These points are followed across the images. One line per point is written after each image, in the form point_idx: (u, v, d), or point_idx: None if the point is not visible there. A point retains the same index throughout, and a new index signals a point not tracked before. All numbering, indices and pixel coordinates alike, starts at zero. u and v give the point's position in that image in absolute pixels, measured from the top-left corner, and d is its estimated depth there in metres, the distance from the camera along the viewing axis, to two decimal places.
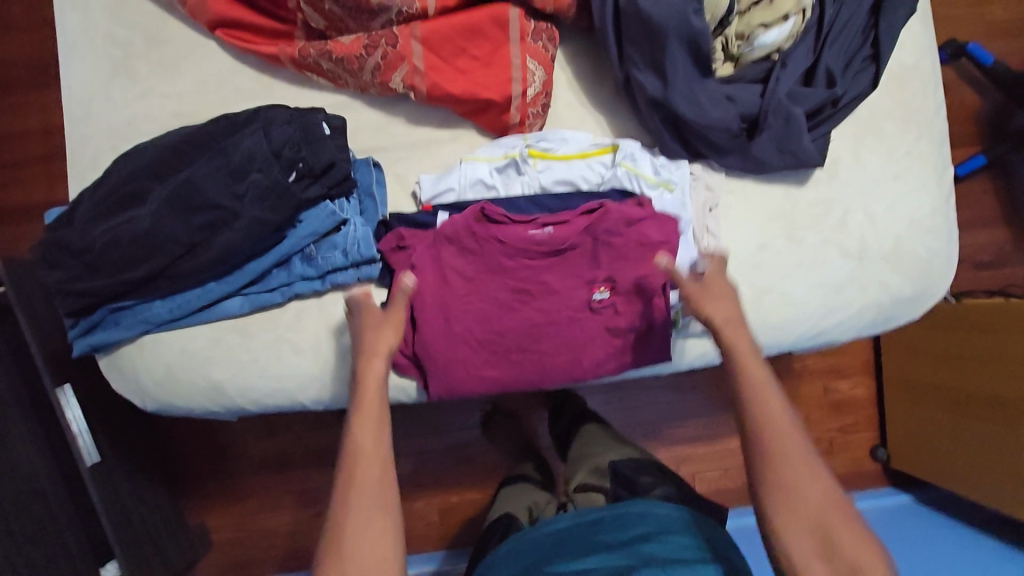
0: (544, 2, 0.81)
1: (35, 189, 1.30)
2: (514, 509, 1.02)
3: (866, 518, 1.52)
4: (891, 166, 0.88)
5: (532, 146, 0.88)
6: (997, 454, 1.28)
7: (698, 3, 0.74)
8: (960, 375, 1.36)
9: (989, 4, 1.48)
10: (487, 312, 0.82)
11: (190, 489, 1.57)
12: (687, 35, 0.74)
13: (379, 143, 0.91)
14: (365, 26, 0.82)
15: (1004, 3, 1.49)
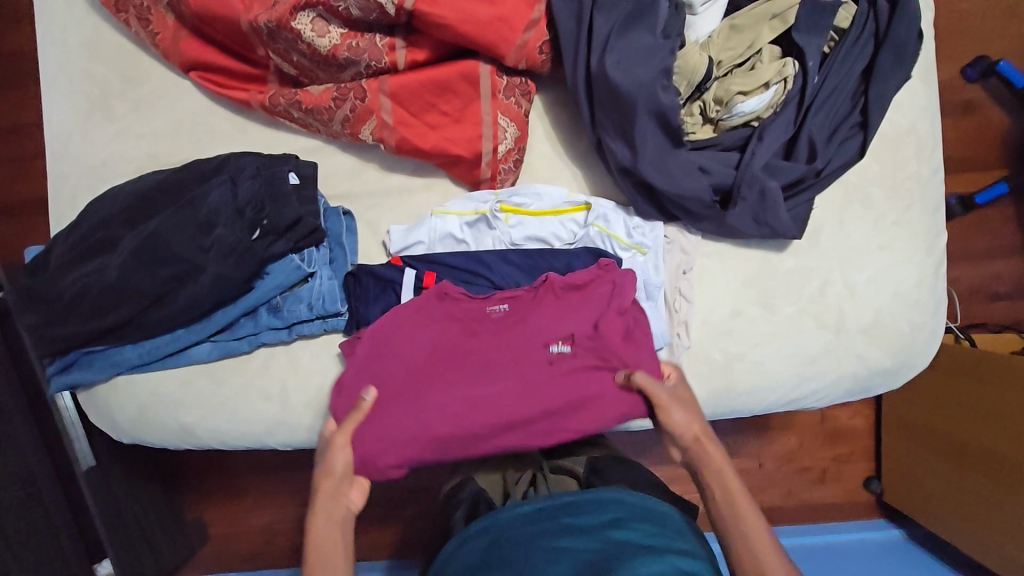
0: (515, 59, 0.76)
1: (23, 187, 1.28)
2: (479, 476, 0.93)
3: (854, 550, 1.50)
4: (877, 235, 0.85)
5: (504, 201, 0.86)
6: (986, 509, 1.24)
7: (666, 77, 0.71)
8: (954, 421, 1.33)
9: None
10: (447, 380, 0.76)
11: (186, 487, 1.62)
12: (655, 109, 0.71)
13: (352, 188, 0.90)
14: (335, 76, 0.81)
15: None
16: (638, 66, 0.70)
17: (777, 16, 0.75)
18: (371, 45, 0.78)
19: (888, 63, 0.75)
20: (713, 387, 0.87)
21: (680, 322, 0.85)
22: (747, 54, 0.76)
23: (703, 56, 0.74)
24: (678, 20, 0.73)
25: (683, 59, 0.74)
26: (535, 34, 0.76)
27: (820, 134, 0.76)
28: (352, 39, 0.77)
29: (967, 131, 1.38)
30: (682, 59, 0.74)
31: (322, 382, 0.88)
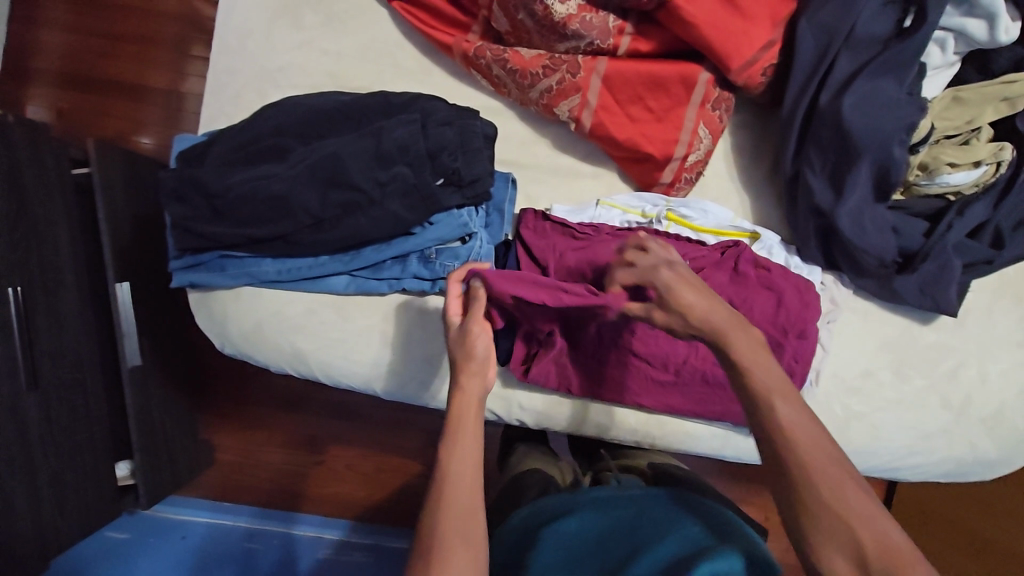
0: (738, 74, 0.76)
1: (125, 70, 1.26)
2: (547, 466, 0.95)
3: None
4: (1020, 331, 0.86)
5: (672, 210, 0.86)
6: None
7: (907, 132, 0.71)
8: None
9: None
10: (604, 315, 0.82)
11: None
12: (881, 159, 0.72)
13: (521, 157, 0.89)
14: (551, 45, 0.79)
15: None
16: (877, 115, 0.71)
17: (1008, 100, 0.75)
18: (602, 24, 0.76)
19: None
20: None
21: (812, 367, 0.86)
22: (964, 130, 0.76)
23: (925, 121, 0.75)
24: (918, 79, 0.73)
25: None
26: (766, 55, 0.75)
27: (1006, 224, 0.78)
28: (587, 13, 0.76)
29: None
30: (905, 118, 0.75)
31: (448, 341, 0.86)
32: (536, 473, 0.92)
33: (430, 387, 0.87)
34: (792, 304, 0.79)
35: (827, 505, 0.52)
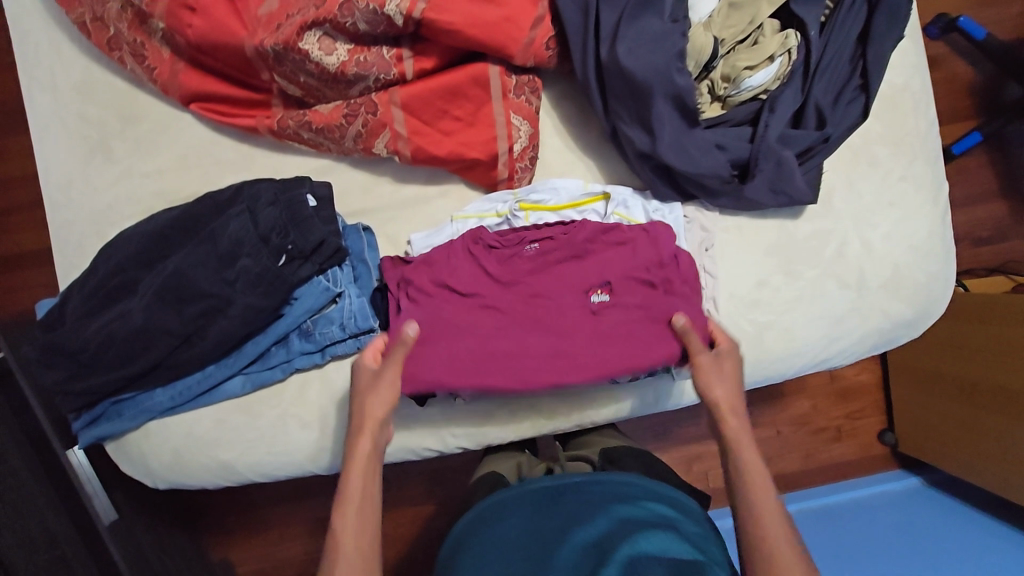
0: (523, 58, 0.77)
1: (26, 239, 1.25)
2: (502, 466, 0.96)
3: (874, 503, 1.56)
4: (887, 190, 0.88)
5: (522, 200, 0.87)
6: (1007, 444, 1.28)
7: (680, 59, 0.73)
8: (961, 365, 1.39)
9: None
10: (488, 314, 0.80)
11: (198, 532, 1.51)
12: (670, 92, 0.73)
13: (369, 204, 0.90)
14: (343, 93, 0.80)
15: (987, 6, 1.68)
16: (650, 52, 0.72)
17: None
18: (378, 58, 0.77)
19: (883, 26, 0.78)
20: (747, 357, 0.89)
21: (707, 297, 0.88)
22: (750, 32, 0.77)
23: (708, 38, 0.76)
24: (679, 4, 0.75)
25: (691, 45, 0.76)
26: (540, 31, 0.77)
27: (819, 100, 0.79)
28: (359, 54, 0.77)
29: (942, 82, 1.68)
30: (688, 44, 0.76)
31: None
32: (486, 478, 0.92)
33: None
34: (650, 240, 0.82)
35: (762, 531, 0.64)
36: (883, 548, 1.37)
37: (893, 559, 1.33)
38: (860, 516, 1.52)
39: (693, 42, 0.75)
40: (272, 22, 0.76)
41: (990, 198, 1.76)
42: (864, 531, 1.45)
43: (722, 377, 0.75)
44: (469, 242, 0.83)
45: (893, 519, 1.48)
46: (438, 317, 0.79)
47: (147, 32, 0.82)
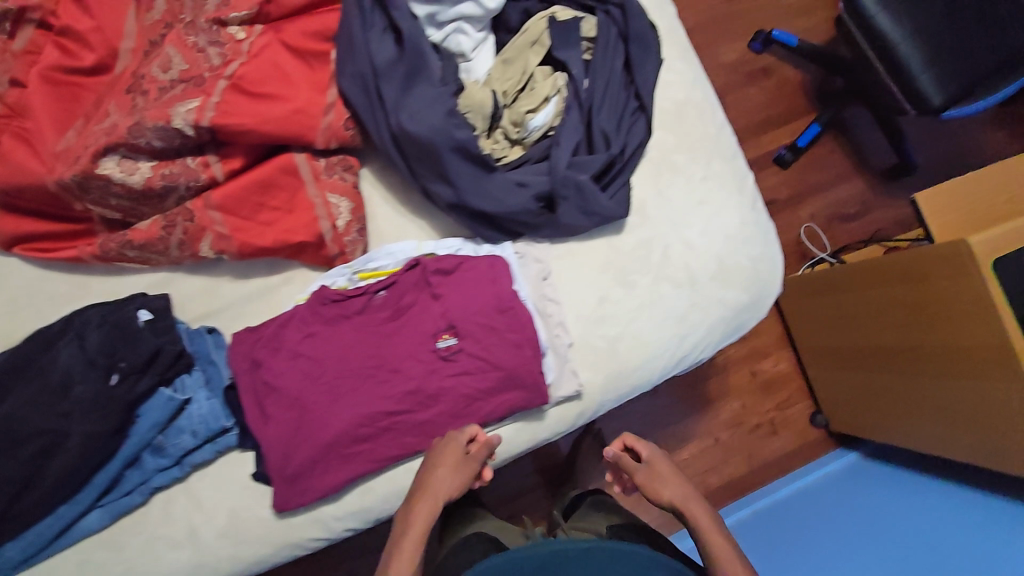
0: (324, 139, 0.82)
1: None
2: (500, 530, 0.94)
3: (838, 495, 1.50)
4: (694, 193, 0.96)
5: (360, 270, 0.90)
6: (918, 402, 1.29)
7: (455, 117, 0.79)
8: (851, 334, 1.43)
9: None
10: (342, 395, 0.84)
11: None
12: (457, 147, 0.79)
13: (211, 306, 0.90)
14: (159, 208, 0.83)
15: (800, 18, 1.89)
16: (428, 115, 0.78)
17: (537, 43, 0.85)
18: (184, 168, 0.80)
19: (638, 55, 0.87)
20: (608, 373, 0.92)
21: (556, 324, 0.91)
22: (523, 80, 0.85)
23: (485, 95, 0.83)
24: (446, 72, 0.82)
25: (470, 103, 0.82)
26: (334, 115, 0.82)
27: (602, 127, 0.86)
28: (165, 168, 0.80)
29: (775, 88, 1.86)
30: (469, 103, 0.83)
31: (231, 506, 0.84)
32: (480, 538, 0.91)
33: (241, 556, 0.84)
34: (482, 286, 0.87)
35: None
36: (849, 538, 1.31)
37: (860, 548, 1.26)
38: (827, 511, 1.45)
39: (472, 100, 0.82)
40: (70, 155, 0.77)
41: (847, 177, 1.88)
42: (829, 523, 1.39)
43: (661, 479, 0.93)
44: (316, 303, 0.87)
45: (858, 503, 1.42)
46: (298, 405, 0.83)
47: None
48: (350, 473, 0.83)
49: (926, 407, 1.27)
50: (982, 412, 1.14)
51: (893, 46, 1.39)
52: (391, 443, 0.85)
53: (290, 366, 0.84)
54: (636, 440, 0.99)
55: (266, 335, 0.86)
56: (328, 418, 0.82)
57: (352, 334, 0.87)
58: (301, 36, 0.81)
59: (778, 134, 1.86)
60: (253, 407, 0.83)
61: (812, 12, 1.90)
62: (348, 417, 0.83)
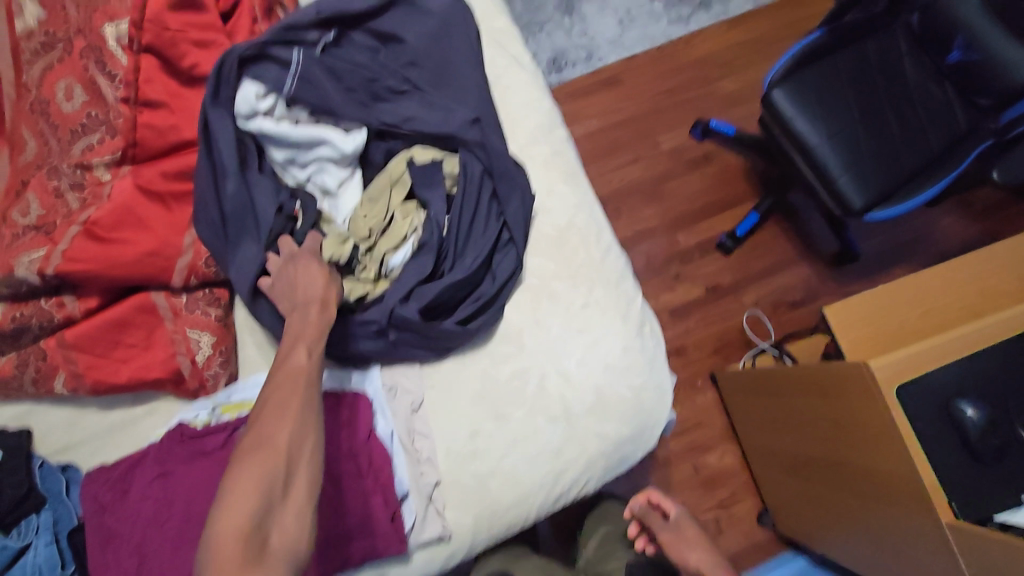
0: (181, 279, 0.83)
1: None
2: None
3: None
4: (574, 321, 0.94)
5: (223, 404, 0.88)
6: (854, 519, 1.23)
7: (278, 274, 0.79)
8: (794, 440, 1.38)
9: (720, 81, 2.00)
10: (183, 543, 0.79)
11: None
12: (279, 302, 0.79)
13: (73, 439, 0.89)
14: (15, 344, 0.83)
15: (742, 106, 1.99)
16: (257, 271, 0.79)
17: (396, 182, 0.86)
18: (38, 309, 0.81)
19: (504, 189, 0.87)
20: (478, 512, 0.88)
21: (423, 460, 0.88)
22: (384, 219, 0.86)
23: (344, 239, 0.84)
24: (280, 219, 0.82)
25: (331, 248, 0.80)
26: (192, 255, 0.83)
27: (463, 270, 0.85)
28: (17, 309, 0.81)
29: (713, 175, 1.93)
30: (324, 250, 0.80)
31: None
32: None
33: None
34: None
35: None
36: None
37: None
38: None
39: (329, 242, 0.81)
40: None
41: (792, 264, 1.87)
42: None
43: (689, 544, 1.04)
44: (171, 440, 0.85)
45: None
46: (137, 554, 0.79)
47: None
48: None
49: (863, 526, 1.21)
50: (906, 550, 1.11)
51: (811, 149, 1.38)
52: None
53: (137, 507, 0.81)
54: (670, 503, 1.09)
55: (119, 473, 0.84)
56: (165, 569, 0.78)
57: (202, 472, 0.82)
58: (161, 178, 0.83)
59: (717, 221, 1.89)
60: (94, 554, 0.80)
61: (750, 102, 1.99)
62: (187, 568, 0.78)
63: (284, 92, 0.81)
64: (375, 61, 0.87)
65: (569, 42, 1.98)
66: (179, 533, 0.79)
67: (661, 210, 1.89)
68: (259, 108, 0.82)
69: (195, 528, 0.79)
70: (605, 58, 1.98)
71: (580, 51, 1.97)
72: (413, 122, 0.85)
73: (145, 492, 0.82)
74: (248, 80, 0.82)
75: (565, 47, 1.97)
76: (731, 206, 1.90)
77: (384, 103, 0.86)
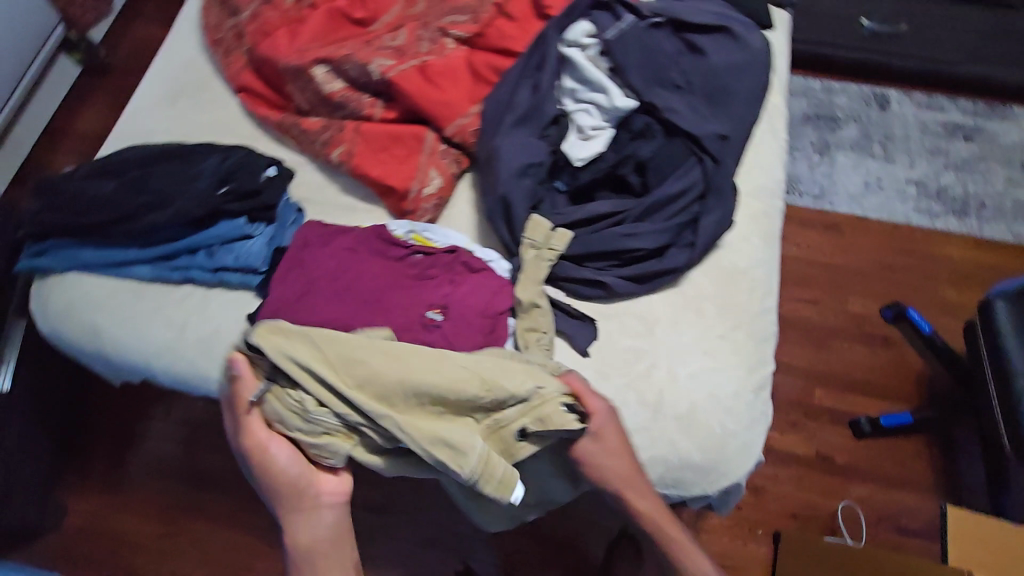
0: (453, 131, 1.07)
1: None
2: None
3: None
4: (705, 341, 1.00)
5: (417, 232, 1.08)
6: None
7: (526, 168, 1.02)
8: None
9: (943, 285, 1.94)
10: (343, 300, 1.03)
11: (79, 468, 1.74)
12: (513, 180, 1.01)
13: (313, 197, 1.16)
14: (329, 115, 1.13)
15: (953, 317, 1.90)
16: (513, 150, 1.02)
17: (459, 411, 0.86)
18: (359, 100, 1.10)
19: (710, 202, 1.01)
20: None
21: None
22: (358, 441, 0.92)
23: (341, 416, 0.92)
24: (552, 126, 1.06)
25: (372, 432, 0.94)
26: (469, 121, 1.08)
27: (620, 230, 1.01)
28: (348, 92, 1.10)
29: (887, 359, 1.84)
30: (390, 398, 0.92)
31: (218, 326, 1.05)
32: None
33: (196, 364, 1.04)
34: (485, 293, 1.01)
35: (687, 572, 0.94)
36: None
37: None
38: None
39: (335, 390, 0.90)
40: (306, 54, 1.11)
41: (918, 489, 1.68)
42: None
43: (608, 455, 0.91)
44: (373, 232, 1.08)
45: None
46: (310, 287, 1.03)
47: (239, 44, 1.21)
48: None
49: None
50: None
51: (1015, 374, 1.23)
52: None
53: (327, 259, 1.05)
54: (601, 401, 0.91)
55: (329, 231, 1.08)
56: (322, 307, 1.02)
57: (381, 267, 1.06)
58: (484, 65, 1.10)
59: (865, 401, 1.79)
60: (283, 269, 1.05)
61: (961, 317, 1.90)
62: (333, 315, 1.01)
63: (606, 36, 1.05)
64: (676, 56, 1.05)
65: (812, 175, 2.07)
66: (344, 291, 1.03)
67: (816, 358, 1.84)
68: (581, 42, 1.06)
69: (356, 297, 1.03)
70: (836, 203, 2.04)
71: (816, 187, 2.06)
72: (673, 114, 1.02)
73: (334, 253, 1.06)
74: (581, 22, 1.08)
75: (805, 176, 2.06)
76: (886, 397, 1.79)
77: (662, 90, 1.03)
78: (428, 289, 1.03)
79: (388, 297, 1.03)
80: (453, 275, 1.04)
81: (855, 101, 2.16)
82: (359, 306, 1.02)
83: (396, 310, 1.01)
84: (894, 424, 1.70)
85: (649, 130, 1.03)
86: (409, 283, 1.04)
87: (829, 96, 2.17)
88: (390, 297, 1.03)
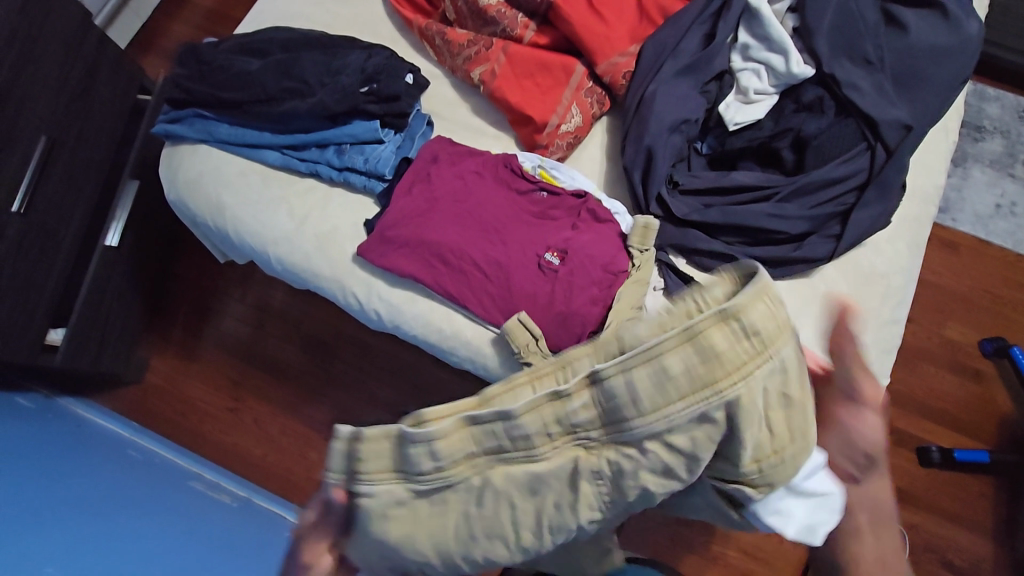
0: (605, 68, 1.02)
1: None
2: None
3: None
4: (823, 340, 0.95)
5: (545, 168, 1.03)
6: None
7: (680, 123, 0.98)
8: None
9: None
10: (463, 223, 0.98)
11: None
12: (662, 133, 0.97)
13: (444, 112, 1.13)
14: (478, 29, 1.09)
15: None
16: (671, 103, 0.98)
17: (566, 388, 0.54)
18: (512, 17, 1.06)
19: (871, 196, 0.93)
20: None
21: None
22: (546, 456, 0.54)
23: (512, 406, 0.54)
24: (714, 83, 1.00)
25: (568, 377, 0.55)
26: (625, 61, 1.02)
27: (765, 208, 0.94)
28: (502, 7, 1.06)
29: (974, 392, 1.64)
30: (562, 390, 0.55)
31: (337, 225, 1.06)
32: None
33: (312, 258, 1.05)
34: (607, 245, 0.97)
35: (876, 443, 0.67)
36: None
37: None
38: None
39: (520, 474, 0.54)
40: None
41: (977, 530, 1.54)
42: None
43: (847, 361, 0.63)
44: (500, 160, 1.04)
45: None
46: (432, 203, 1.00)
47: None
48: (416, 270, 0.98)
49: None
50: None
51: None
52: (456, 281, 0.97)
53: (453, 179, 1.02)
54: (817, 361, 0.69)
55: (456, 151, 1.05)
56: (441, 226, 0.98)
57: (504, 198, 1.01)
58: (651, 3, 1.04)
59: (938, 431, 1.62)
60: (407, 180, 1.03)
61: None
62: (452, 235, 0.97)
63: None
64: (874, 27, 0.95)
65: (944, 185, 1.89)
66: (464, 213, 0.99)
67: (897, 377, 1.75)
68: None
69: (474, 222, 0.99)
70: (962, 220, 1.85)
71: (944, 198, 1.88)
72: (854, 91, 0.93)
73: (460, 174, 1.03)
74: None
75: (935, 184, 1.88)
76: (965, 431, 1.61)
77: (848, 63, 0.95)
78: (550, 231, 0.99)
79: (509, 230, 0.99)
80: (577, 220, 1.00)
81: (1007, 111, 1.81)
82: (477, 232, 0.98)
83: (514, 245, 0.97)
84: (968, 461, 1.53)
85: (821, 103, 0.96)
86: (530, 220, 1.00)
87: (980, 100, 1.83)
88: (510, 230, 0.99)
